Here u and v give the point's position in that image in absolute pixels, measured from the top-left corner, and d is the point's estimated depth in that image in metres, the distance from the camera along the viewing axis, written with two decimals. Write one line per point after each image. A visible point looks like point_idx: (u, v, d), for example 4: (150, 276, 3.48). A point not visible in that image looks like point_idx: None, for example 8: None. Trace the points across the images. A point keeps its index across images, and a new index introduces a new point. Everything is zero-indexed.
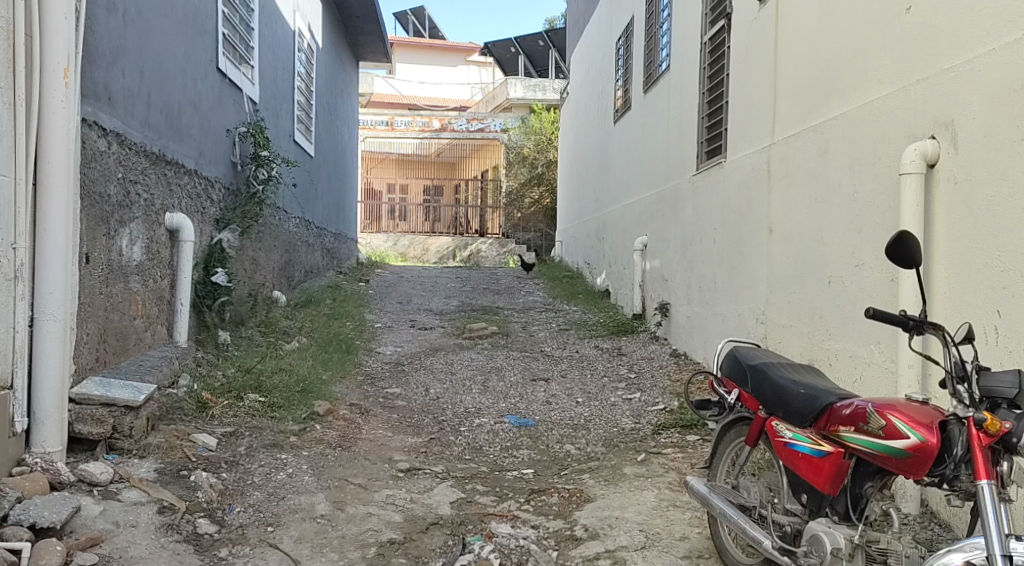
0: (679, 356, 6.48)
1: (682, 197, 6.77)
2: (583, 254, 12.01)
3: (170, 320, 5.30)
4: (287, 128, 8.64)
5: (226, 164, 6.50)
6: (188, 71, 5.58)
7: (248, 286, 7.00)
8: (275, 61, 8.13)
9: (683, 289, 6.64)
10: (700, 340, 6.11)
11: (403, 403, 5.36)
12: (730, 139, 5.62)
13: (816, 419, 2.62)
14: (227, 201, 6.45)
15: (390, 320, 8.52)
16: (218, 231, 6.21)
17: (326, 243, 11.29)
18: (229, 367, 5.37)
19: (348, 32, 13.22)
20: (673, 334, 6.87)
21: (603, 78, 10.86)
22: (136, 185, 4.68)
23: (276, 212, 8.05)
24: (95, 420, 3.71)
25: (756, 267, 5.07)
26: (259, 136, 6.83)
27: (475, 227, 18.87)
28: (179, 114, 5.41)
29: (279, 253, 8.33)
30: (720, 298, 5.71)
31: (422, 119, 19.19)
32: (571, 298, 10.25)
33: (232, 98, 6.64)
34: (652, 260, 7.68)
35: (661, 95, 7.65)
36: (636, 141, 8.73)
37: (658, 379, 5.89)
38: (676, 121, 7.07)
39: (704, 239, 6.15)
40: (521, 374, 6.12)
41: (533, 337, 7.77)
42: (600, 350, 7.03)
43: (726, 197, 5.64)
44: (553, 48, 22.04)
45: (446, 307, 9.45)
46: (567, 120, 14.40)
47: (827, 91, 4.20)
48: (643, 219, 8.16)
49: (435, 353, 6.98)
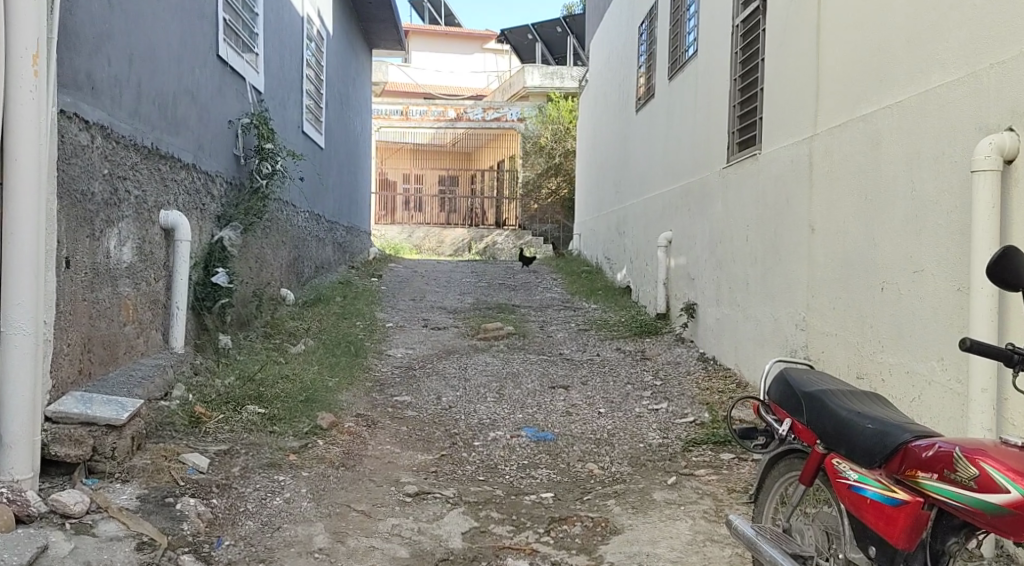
0: (708, 361, 6.10)
1: (711, 191, 6.37)
2: (602, 248, 11.63)
3: (166, 325, 4.97)
4: (295, 118, 8.30)
5: (229, 157, 6.17)
6: (185, 58, 5.24)
7: (253, 285, 6.67)
8: (281, 48, 7.79)
9: (712, 289, 6.25)
10: (731, 345, 5.73)
11: (413, 414, 5.02)
12: (765, 130, 5.23)
13: (886, 460, 2.24)
14: (229, 196, 6.13)
15: (402, 319, 8.18)
16: (219, 228, 5.87)
17: (337, 237, 10.95)
18: (229, 374, 5.05)
19: (360, 19, 12.86)
20: (700, 336, 6.49)
21: (624, 66, 10.45)
22: (124, 182, 4.35)
23: (283, 208, 7.73)
24: (74, 441, 3.38)
25: (796, 269, 4.69)
26: (263, 127, 6.52)
27: (491, 218, 18.45)
28: (175, 104, 5.08)
29: (286, 249, 7.99)
30: (754, 300, 5.33)
31: (437, 109, 18.70)
32: (590, 294, 9.87)
33: (235, 88, 6.31)
34: (677, 257, 7.30)
35: (687, 84, 7.25)
36: (659, 131, 8.33)
37: (686, 387, 5.52)
38: (704, 110, 6.67)
39: (735, 237, 5.76)
40: (540, 381, 5.76)
41: (551, 338, 7.41)
42: (623, 353, 6.66)
43: (760, 193, 5.26)
44: (571, 35, 21.64)
45: (460, 305, 9.09)
46: (586, 109, 14.00)
47: (879, 77, 3.81)
48: (667, 213, 7.77)
49: (448, 356, 6.64)
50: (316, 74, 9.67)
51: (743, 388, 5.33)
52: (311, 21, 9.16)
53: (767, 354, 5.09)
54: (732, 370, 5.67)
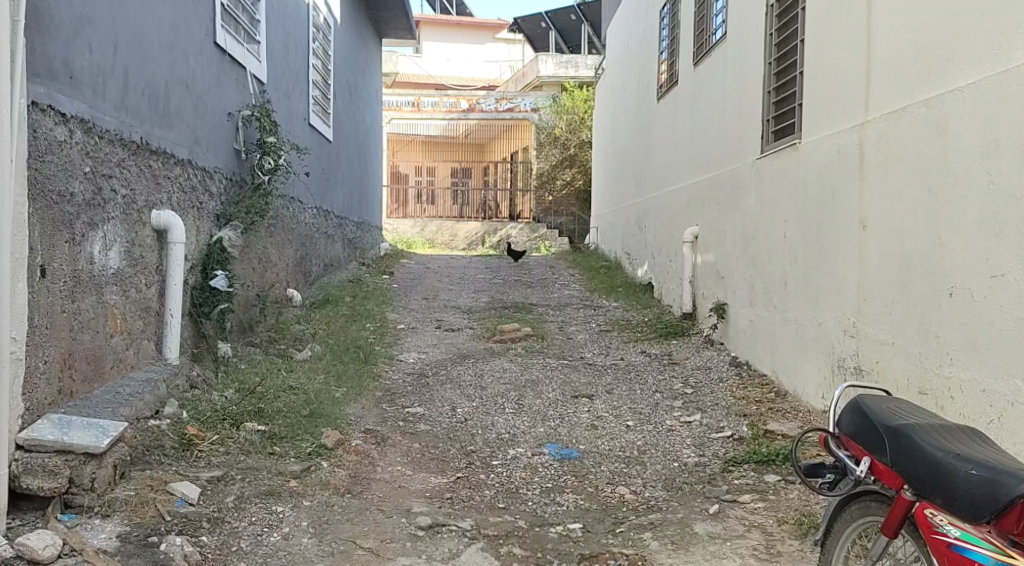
0: (742, 366, 5.70)
1: (742, 184, 5.97)
2: (621, 243, 11.25)
3: (159, 335, 4.61)
4: (300, 111, 7.94)
5: (228, 151, 5.81)
6: (179, 46, 4.88)
7: (256, 287, 6.31)
8: (286, 37, 7.42)
9: (744, 289, 5.85)
10: (767, 350, 5.33)
11: (426, 428, 4.66)
12: (807, 117, 4.84)
13: (998, 516, 1.92)
14: (229, 193, 5.77)
15: (414, 320, 7.82)
16: (218, 228, 5.51)
17: (347, 233, 10.57)
18: (229, 388, 4.69)
19: (369, 8, 12.47)
20: (731, 339, 6.09)
21: (644, 53, 10.04)
22: (110, 180, 3.99)
23: (289, 205, 7.37)
24: (48, 472, 3.02)
25: (844, 269, 4.33)
26: (265, 120, 6.12)
27: (506, 211, 18.04)
28: (167, 95, 4.72)
29: (292, 248, 7.63)
30: (793, 302, 4.97)
31: (449, 100, 18.29)
32: (610, 292, 9.47)
33: (235, 79, 5.94)
34: (705, 254, 6.90)
35: (714, 69, 6.85)
36: (682, 119, 7.93)
37: (720, 397, 5.13)
38: (734, 96, 6.28)
39: (770, 233, 5.37)
40: (562, 389, 5.38)
41: (571, 340, 7.02)
42: (648, 357, 6.27)
43: (802, 185, 4.88)
44: (585, 23, 21.21)
45: (475, 304, 8.71)
46: (603, 99, 13.61)
47: (945, 57, 3.44)
48: (693, 207, 7.37)
49: (463, 361, 6.26)
50: (324, 64, 9.30)
51: (782, 398, 4.93)
52: (317, 9, 8.78)
53: (810, 361, 4.71)
54: (769, 378, 5.27)
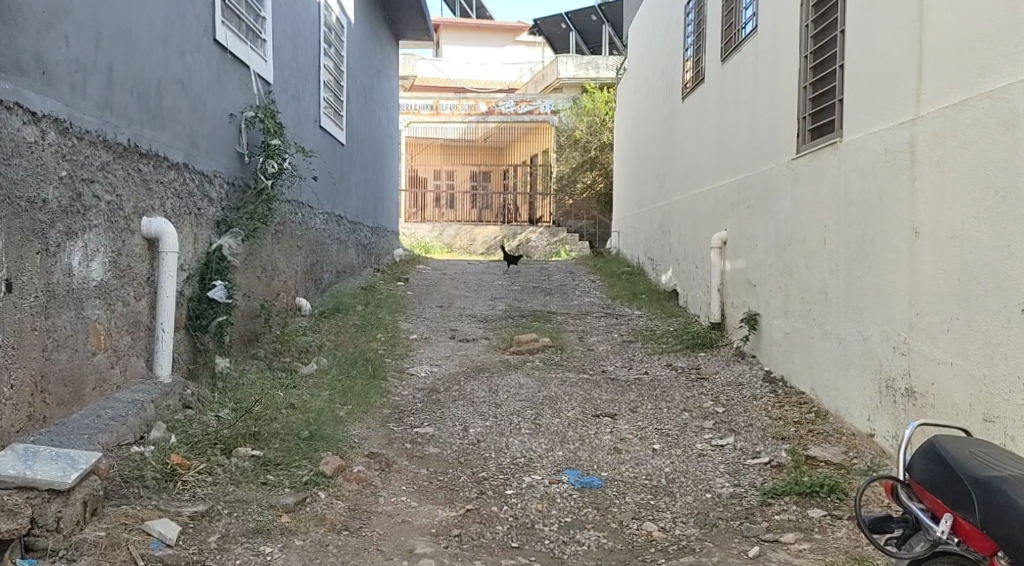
0: (778, 384, 5.31)
1: (777, 186, 5.60)
2: (643, 247, 10.87)
3: (150, 352, 4.29)
4: (311, 113, 7.65)
5: (231, 153, 5.51)
6: (174, 42, 4.59)
7: (260, 297, 6.02)
8: (295, 36, 7.12)
9: (779, 299, 5.48)
10: (806, 365, 4.95)
11: (435, 451, 4.31)
12: (850, 113, 4.47)
13: None
14: (230, 198, 5.45)
15: (428, 329, 7.48)
16: (217, 236, 5.19)
17: (361, 239, 10.27)
18: (224, 407, 4.37)
19: (385, 8, 12.18)
20: (765, 352, 5.71)
21: (667, 51, 9.67)
22: (92, 185, 3.68)
23: (297, 210, 7.07)
24: (6, 512, 2.70)
25: (892, 279, 3.96)
26: (270, 121, 5.77)
27: (525, 215, 17.72)
28: (160, 94, 4.42)
29: (302, 254, 7.33)
30: (835, 314, 4.59)
31: (467, 103, 17.56)
32: (633, 299, 9.10)
33: (238, 78, 5.64)
34: (735, 260, 6.52)
35: (746, 65, 6.47)
36: (710, 118, 7.57)
37: (754, 417, 4.75)
38: (768, 93, 5.93)
39: (810, 239, 4.99)
40: (582, 407, 5.01)
41: (592, 351, 6.66)
42: (675, 371, 5.90)
43: (845, 188, 4.50)
44: (606, 23, 20.84)
45: (491, 313, 8.36)
46: (624, 99, 13.24)
47: (1016, 46, 3.11)
48: (721, 210, 6.99)
49: (477, 375, 5.91)
50: (336, 65, 9.01)
51: (823, 419, 4.55)
52: (329, 8, 8.48)
53: (854, 379, 4.33)
54: (808, 396, 4.89)
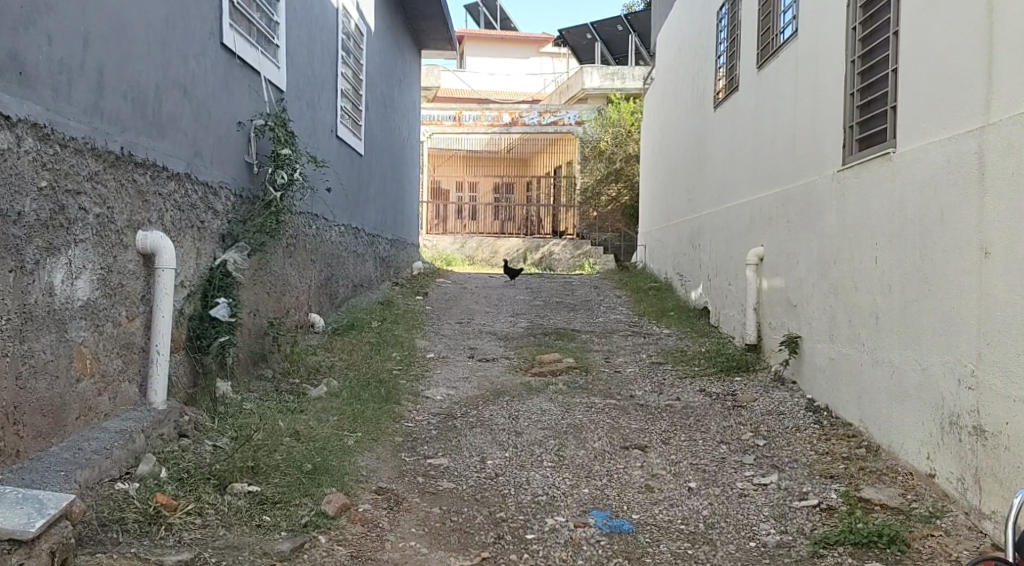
0: (822, 415, 4.93)
1: (823, 199, 5.21)
2: (672, 262, 10.46)
3: (144, 377, 3.97)
4: (327, 121, 7.36)
5: (239, 163, 5.22)
6: (176, 45, 4.31)
7: (271, 315, 5.72)
8: (310, 42, 6.83)
9: (824, 322, 5.09)
10: (855, 396, 4.61)
11: (450, 486, 3.96)
12: (909, 121, 4.08)
13: None
14: (238, 210, 5.14)
15: (447, 347, 7.15)
16: (223, 250, 4.88)
17: (379, 251, 9.97)
18: (223, 435, 4.06)
19: (407, 16, 11.90)
20: (807, 379, 5.37)
21: (699, 59, 9.30)
22: (77, 196, 3.44)
23: (311, 223, 6.78)
24: None
25: (955, 303, 3.58)
26: (280, 130, 5.44)
27: (548, 228, 17.34)
28: (159, 100, 4.13)
29: (316, 268, 7.02)
30: (890, 340, 4.21)
31: (491, 113, 17.48)
32: (661, 317, 8.72)
33: (249, 84, 5.35)
34: (774, 279, 6.14)
35: (786, 72, 6.10)
36: (744, 128, 7.18)
37: (799, 453, 4.37)
38: (811, 100, 5.55)
39: (861, 258, 4.60)
40: (609, 438, 4.64)
41: (619, 374, 6.29)
42: (710, 397, 5.52)
43: (902, 202, 4.11)
44: (632, 33, 20.53)
45: (513, 330, 8.00)
46: (652, 109, 12.86)
47: None
48: (757, 225, 6.60)
49: (497, 399, 5.56)
50: (355, 73, 8.72)
51: (875, 456, 4.17)
52: (348, 15, 8.21)
53: (909, 413, 3.95)
54: (858, 429, 4.51)
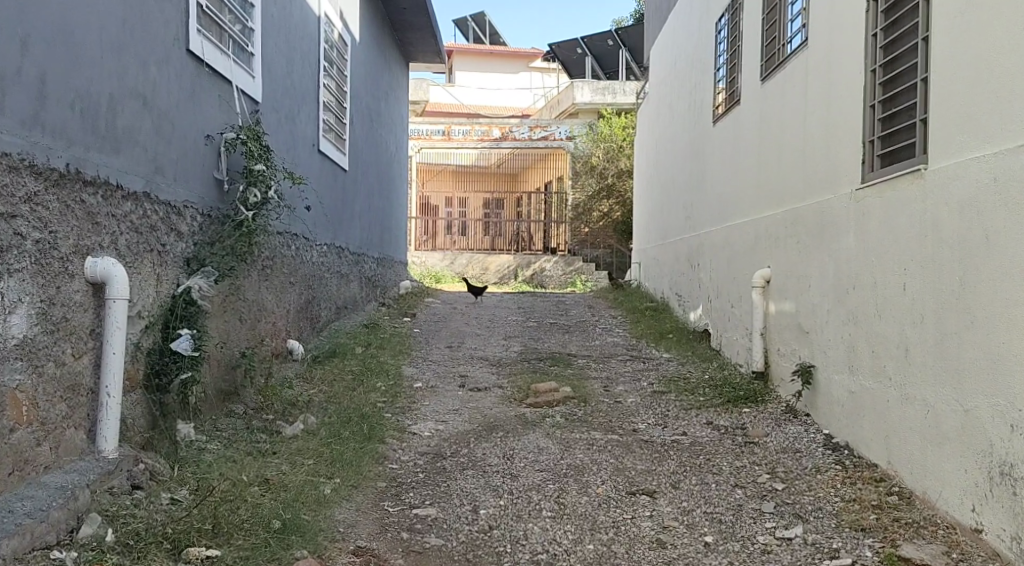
0: (841, 454, 4.54)
1: (839, 219, 4.84)
2: (669, 281, 10.09)
3: (92, 422, 3.54)
4: (308, 135, 6.95)
5: (207, 180, 4.81)
6: (134, 51, 3.91)
7: (242, 344, 5.30)
8: (289, 52, 6.43)
9: (843, 352, 4.72)
10: (882, 434, 4.23)
11: (438, 543, 3.54)
12: (948, 136, 3.72)
13: None
14: (205, 231, 4.73)
15: (435, 375, 6.73)
16: (187, 276, 4.47)
17: (365, 270, 9.54)
18: (183, 487, 3.65)
19: (394, 28, 11.51)
20: (822, 412, 4.97)
21: (695, 72, 8.97)
22: (10, 221, 3.04)
23: (290, 243, 6.37)
24: None
25: (1014, 341, 3.24)
26: (254, 144, 5.01)
27: (539, 243, 16.87)
28: (115, 112, 3.74)
29: (295, 291, 6.60)
30: (923, 376, 3.87)
31: (480, 127, 17.08)
32: (660, 339, 8.32)
33: (219, 95, 4.94)
34: (782, 302, 5.77)
35: (793, 83, 5.75)
36: (748, 142, 6.82)
37: (823, 499, 3.99)
38: (823, 112, 5.19)
39: (886, 284, 4.24)
40: (613, 481, 4.22)
41: (619, 405, 5.87)
42: (719, 431, 5.12)
43: (935, 225, 3.78)
44: (624, 47, 20.25)
45: (505, 355, 7.58)
46: (645, 123, 12.53)
47: None
48: (763, 244, 6.24)
49: (490, 434, 5.13)
50: (339, 85, 8.32)
51: (909, 507, 3.81)
52: (331, 24, 7.81)
53: (949, 457, 3.64)
54: (887, 472, 4.13)
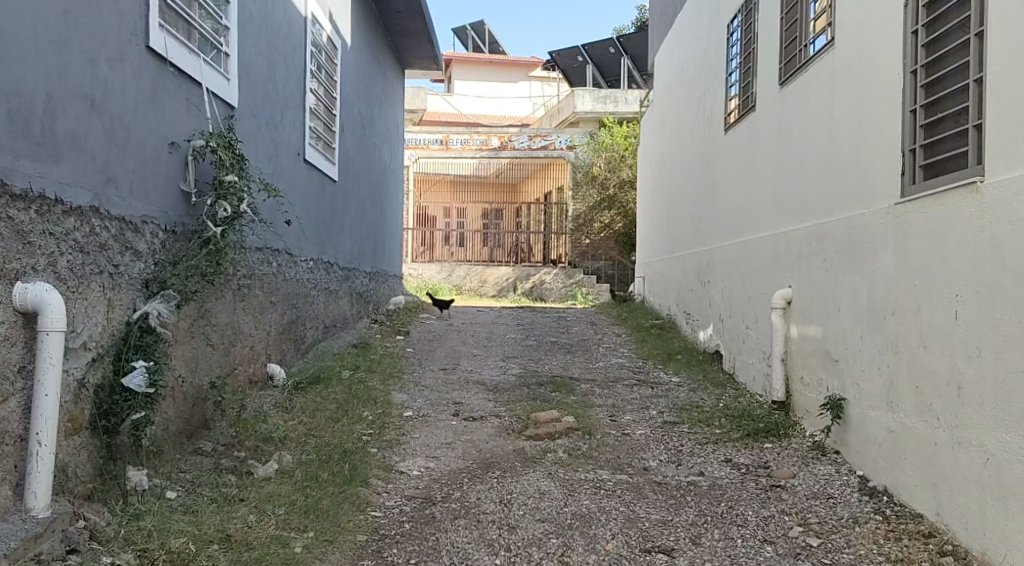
0: (880, 501, 4.04)
1: (874, 237, 4.35)
2: (675, 296, 9.61)
3: (18, 476, 3.05)
4: (292, 143, 6.47)
5: (172, 192, 4.32)
6: (79, 45, 3.43)
7: (212, 374, 4.81)
8: (271, 54, 5.95)
9: (880, 386, 4.23)
10: (929, 483, 3.74)
11: None
12: (1013, 144, 3.25)
13: None
14: (168, 249, 4.24)
15: (427, 401, 6.24)
16: (146, 300, 3.98)
17: (355, 286, 9.05)
18: (129, 549, 3.16)
19: (389, 32, 11.03)
20: (855, 452, 4.48)
21: (705, 78, 8.51)
22: None
23: (270, 260, 5.88)
24: None
25: None
26: (225, 152, 4.51)
27: (539, 255, 16.26)
28: (55, 115, 3.27)
29: (277, 311, 6.11)
30: (981, 418, 3.38)
31: (479, 136, 16.77)
32: (667, 361, 7.85)
33: (186, 97, 4.46)
34: (806, 327, 5.28)
35: (818, 88, 5.27)
36: (764, 151, 6.34)
37: (864, 560, 3.52)
38: (853, 119, 4.71)
39: (932, 313, 3.75)
40: (625, 535, 3.73)
41: (627, 438, 5.38)
42: (739, 471, 4.63)
43: (998, 245, 3.30)
44: (625, 56, 19.88)
45: (503, 379, 7.08)
46: (650, 132, 12.08)
47: None
48: (783, 262, 5.76)
49: (488, 473, 4.62)
50: (327, 91, 7.84)
51: None
52: (318, 26, 7.33)
53: (1018, 515, 3.16)
54: (937, 526, 3.64)
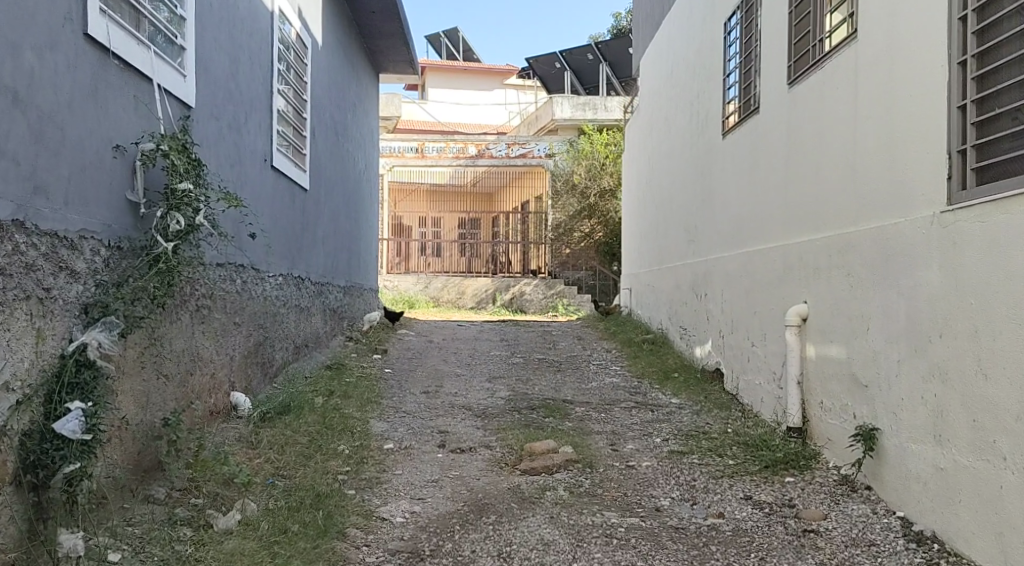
0: (930, 550, 3.57)
1: (914, 250, 3.88)
2: (667, 311, 9.14)
3: None
4: (258, 147, 5.91)
5: (117, 201, 3.75)
6: None
7: (167, 409, 4.24)
8: (233, 48, 5.39)
9: (924, 417, 3.76)
10: (993, 533, 3.27)
11: None
12: None
13: None
14: (113, 268, 3.66)
15: (409, 430, 5.69)
16: (84, 329, 3.40)
17: (329, 302, 8.48)
18: None
19: (363, 33, 10.46)
20: (892, 491, 4.01)
21: (699, 80, 8.07)
22: None
23: (234, 277, 5.31)
24: None
25: None
26: (179, 156, 3.93)
27: (517, 265, 15.77)
28: None
29: (242, 333, 5.53)
30: None
31: (456, 144, 16.09)
32: (663, 380, 7.36)
33: (135, 94, 3.90)
34: (827, 347, 4.82)
35: (835, 86, 4.82)
36: (771, 156, 5.88)
37: None
38: (881, 119, 4.25)
39: (996, 338, 3.27)
40: None
41: (631, 471, 4.87)
42: (764, 511, 4.15)
43: None
44: (603, 62, 19.47)
45: (491, 403, 6.54)
46: (635, 139, 11.63)
47: None
48: (796, 275, 5.29)
49: (482, 518, 4.08)
50: (297, 93, 7.29)
51: None
52: (286, 21, 6.78)
53: None
54: None
